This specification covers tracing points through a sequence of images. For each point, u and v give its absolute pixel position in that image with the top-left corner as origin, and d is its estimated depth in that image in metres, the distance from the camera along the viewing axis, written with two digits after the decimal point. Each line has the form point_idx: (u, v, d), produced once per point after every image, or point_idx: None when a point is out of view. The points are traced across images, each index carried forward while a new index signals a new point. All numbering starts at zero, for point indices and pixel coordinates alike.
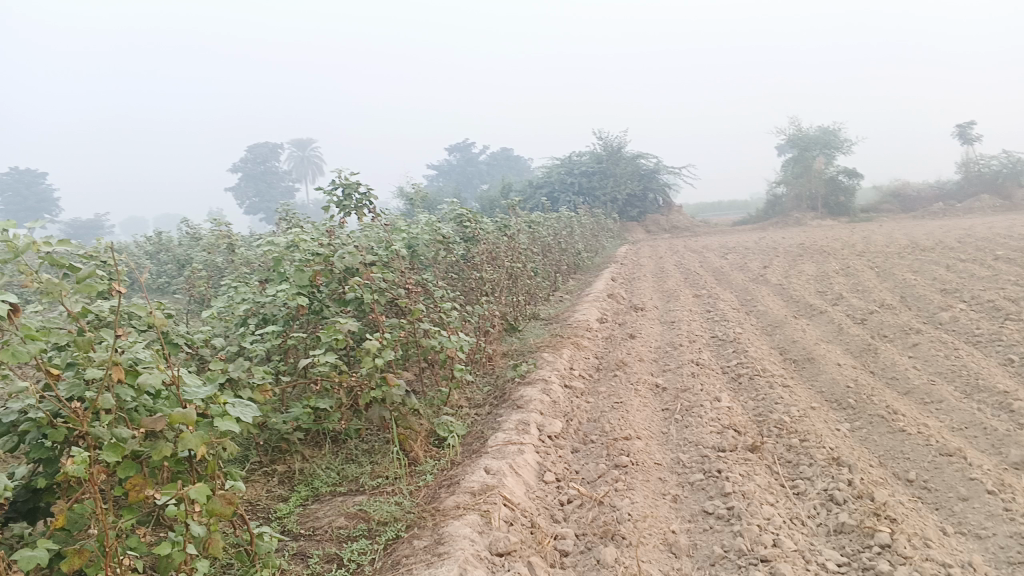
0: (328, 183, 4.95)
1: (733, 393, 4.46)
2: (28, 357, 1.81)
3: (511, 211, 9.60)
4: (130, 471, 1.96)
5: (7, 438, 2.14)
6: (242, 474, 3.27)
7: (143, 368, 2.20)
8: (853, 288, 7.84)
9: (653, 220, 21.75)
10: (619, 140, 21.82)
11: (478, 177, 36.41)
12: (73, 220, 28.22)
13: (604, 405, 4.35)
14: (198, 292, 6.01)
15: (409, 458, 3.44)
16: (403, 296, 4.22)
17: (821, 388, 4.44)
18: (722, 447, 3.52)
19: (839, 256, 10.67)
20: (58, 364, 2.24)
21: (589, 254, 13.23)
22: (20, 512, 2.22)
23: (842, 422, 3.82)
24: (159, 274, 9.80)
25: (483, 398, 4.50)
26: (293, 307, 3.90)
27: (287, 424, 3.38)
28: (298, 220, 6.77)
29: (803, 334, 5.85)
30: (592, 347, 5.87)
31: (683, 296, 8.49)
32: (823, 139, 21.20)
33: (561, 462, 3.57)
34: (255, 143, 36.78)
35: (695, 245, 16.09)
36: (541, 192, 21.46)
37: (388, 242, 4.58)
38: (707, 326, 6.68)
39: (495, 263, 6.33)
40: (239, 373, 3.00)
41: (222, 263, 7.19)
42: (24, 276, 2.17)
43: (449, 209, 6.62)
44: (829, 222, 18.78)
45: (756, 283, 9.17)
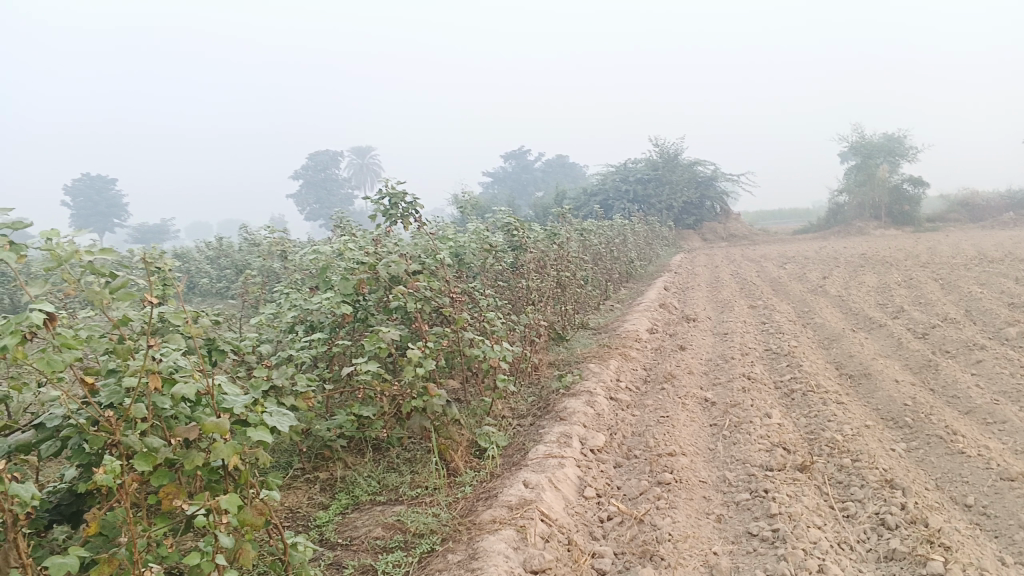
0: (376, 192, 4.98)
1: (784, 409, 4.34)
2: (63, 367, 1.87)
3: (563, 219, 9.56)
4: (163, 479, 2.03)
5: (51, 442, 2.18)
6: (285, 481, 3.28)
7: (180, 377, 2.21)
8: (915, 301, 7.59)
9: (710, 229, 21.46)
10: (676, 148, 21.60)
11: (534, 184, 36.44)
12: (140, 225, 29.14)
13: (650, 419, 4.28)
14: (251, 299, 6.12)
15: (450, 469, 3.42)
16: (448, 304, 4.20)
17: (876, 405, 4.29)
18: (769, 466, 3.42)
19: (902, 267, 10.35)
20: (101, 372, 2.28)
21: (643, 263, 13.11)
22: (63, 515, 2.22)
23: (897, 441, 3.69)
24: (218, 279, 10.03)
25: (527, 409, 4.46)
26: (338, 315, 3.91)
27: (331, 432, 3.39)
28: (349, 227, 6.84)
29: (860, 348, 5.67)
30: (640, 358, 5.79)
31: (737, 307, 8.34)
32: (888, 146, 20.66)
33: (603, 477, 3.51)
34: (315, 151, 37.46)
35: (753, 254, 15.81)
36: (596, 199, 21.38)
37: (434, 251, 4.58)
38: (761, 338, 6.54)
39: (543, 271, 6.29)
40: (283, 381, 3.00)
41: (277, 269, 7.31)
42: (67, 284, 2.21)
43: (499, 218, 6.61)
44: (892, 232, 18.27)
45: (814, 294, 8.94)
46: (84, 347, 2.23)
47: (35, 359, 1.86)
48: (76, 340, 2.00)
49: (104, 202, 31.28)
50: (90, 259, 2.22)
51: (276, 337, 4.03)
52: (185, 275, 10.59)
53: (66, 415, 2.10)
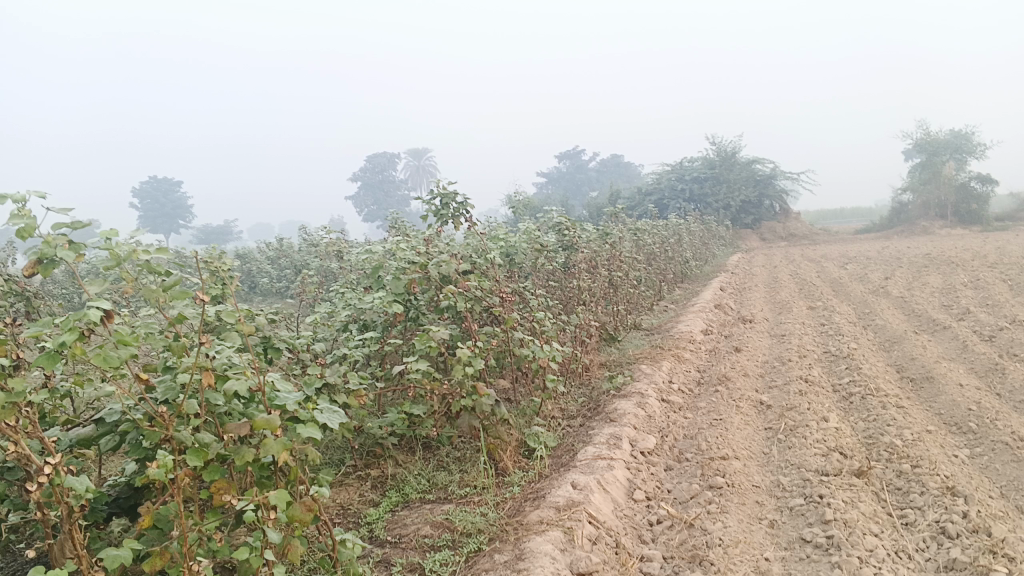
0: (428, 192, 5.00)
1: (842, 413, 4.23)
2: (118, 364, 1.91)
3: (616, 219, 9.50)
4: (215, 475, 2.07)
5: (109, 436, 2.23)
6: (336, 478, 3.32)
7: (232, 374, 2.24)
8: (982, 302, 7.34)
9: (769, 229, 21.10)
10: (734, 146, 21.29)
11: (589, 184, 36.33)
12: (204, 227, 29.90)
13: (703, 422, 4.22)
14: (307, 298, 6.22)
15: (498, 468, 3.42)
16: (498, 304, 4.19)
17: (939, 410, 4.15)
18: (825, 471, 3.34)
19: (969, 268, 10.01)
20: (156, 367, 2.33)
21: (699, 262, 12.96)
22: (121, 508, 2.27)
23: (960, 447, 3.56)
24: (277, 278, 10.22)
25: (577, 410, 4.43)
26: (390, 314, 3.94)
27: (382, 429, 3.41)
28: (403, 227, 6.90)
29: (923, 351, 5.50)
30: (694, 359, 5.72)
31: (795, 308, 8.17)
32: (955, 142, 20.03)
33: (653, 480, 3.47)
34: (373, 153, 37.96)
35: (812, 254, 15.50)
36: (651, 199, 21.22)
37: (485, 250, 4.59)
38: (819, 340, 6.39)
39: (595, 271, 6.25)
40: (335, 378, 3.01)
41: (332, 269, 7.42)
42: (125, 282, 2.24)
43: (551, 217, 6.60)
44: (959, 232, 17.71)
45: (876, 295, 8.71)
46: (141, 344, 2.27)
47: (93, 355, 1.91)
48: (132, 337, 2.04)
49: (170, 204, 32.20)
50: (147, 258, 2.25)
51: (330, 335, 4.06)
52: (246, 274, 10.83)
53: (124, 410, 2.15)
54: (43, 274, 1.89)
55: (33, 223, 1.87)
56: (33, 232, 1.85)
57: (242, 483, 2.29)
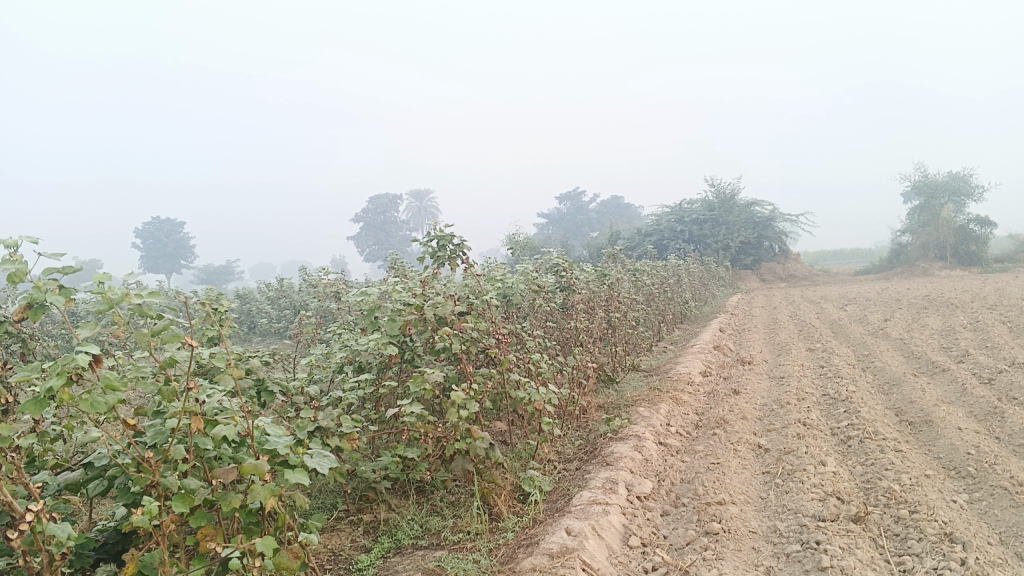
0: (425, 234, 5.02)
1: (840, 456, 4.20)
2: (104, 409, 1.90)
3: (614, 259, 9.52)
4: (202, 521, 2.07)
5: (97, 480, 2.21)
6: (328, 523, 3.29)
7: (222, 419, 2.23)
8: (982, 345, 7.31)
9: (768, 269, 21.15)
10: (733, 187, 21.44)
11: (589, 225, 36.54)
12: (206, 269, 30.08)
13: (700, 466, 4.19)
14: (304, 339, 6.21)
15: (492, 513, 3.39)
16: (494, 344, 4.16)
17: (938, 454, 4.12)
18: (822, 516, 3.31)
19: (969, 309, 10.01)
20: (147, 411, 2.32)
21: (698, 303, 12.99)
22: (109, 553, 2.25)
23: (959, 492, 3.53)
24: (277, 319, 10.22)
25: (573, 453, 4.41)
26: (385, 356, 3.92)
27: (376, 473, 3.38)
28: (401, 268, 6.91)
29: (922, 394, 5.47)
30: (693, 402, 5.69)
31: (795, 350, 8.15)
32: (952, 184, 20.18)
33: (649, 526, 3.44)
34: (376, 195, 38.26)
35: (813, 295, 15.52)
36: (650, 240, 21.32)
37: (481, 291, 4.59)
38: (818, 382, 6.36)
39: (592, 312, 6.25)
40: (328, 420, 2.98)
41: (330, 309, 7.42)
42: (118, 326, 2.23)
43: (548, 258, 6.61)
44: (959, 274, 17.72)
45: (876, 337, 8.70)
46: (132, 387, 2.26)
47: (80, 401, 1.89)
48: (120, 382, 2.03)
49: (172, 244, 32.32)
50: (140, 302, 2.23)
51: (325, 377, 4.02)
52: (246, 315, 10.83)
53: (112, 455, 2.14)
54: (33, 318, 1.89)
55: (24, 269, 1.87)
56: (24, 277, 1.85)
57: (230, 529, 2.28)
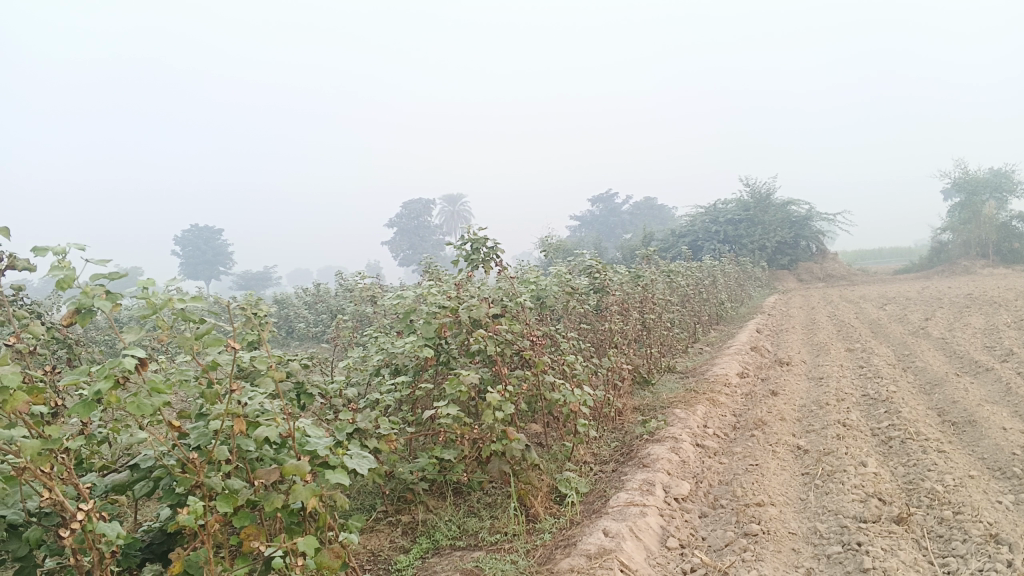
0: (459, 238, 5.05)
1: (881, 457, 4.14)
2: (150, 411, 1.94)
3: (648, 261, 9.48)
4: (245, 521, 2.11)
5: (143, 481, 2.26)
6: (367, 524, 3.32)
7: (263, 420, 2.27)
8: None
9: (805, 270, 20.93)
10: (768, 187, 21.23)
11: (623, 226, 36.43)
12: (244, 274, 30.51)
13: (738, 467, 4.16)
14: (341, 343, 6.27)
15: (529, 514, 3.40)
16: (529, 347, 4.17)
17: (982, 455, 4.04)
18: (863, 517, 3.27)
19: (1013, 307, 9.81)
20: (190, 413, 2.36)
21: (734, 304, 12.88)
22: (155, 553, 2.30)
23: (1004, 493, 3.46)
24: (314, 323, 10.32)
25: (609, 455, 4.40)
26: (421, 359, 3.94)
27: (413, 475, 3.40)
28: (436, 272, 6.96)
29: (965, 394, 5.38)
30: (730, 404, 5.65)
31: (834, 350, 8.05)
32: (994, 180, 19.78)
33: (687, 527, 3.42)
34: (410, 200, 38.51)
35: (851, 295, 15.32)
36: (685, 241, 21.19)
37: (516, 293, 4.60)
38: (858, 383, 6.27)
39: (627, 313, 6.23)
40: (366, 422, 3.01)
41: (367, 313, 7.48)
42: (161, 330, 2.28)
43: (582, 260, 6.60)
44: (1003, 272, 17.36)
45: (917, 336, 8.56)
46: (176, 390, 2.31)
47: (127, 403, 1.94)
48: (165, 385, 2.08)
49: (210, 251, 32.84)
50: (183, 306, 2.28)
51: (362, 380, 4.06)
52: (284, 320, 10.98)
53: (157, 456, 2.18)
54: (81, 323, 1.94)
55: (72, 275, 1.93)
56: (72, 283, 1.90)
57: (272, 528, 2.32)
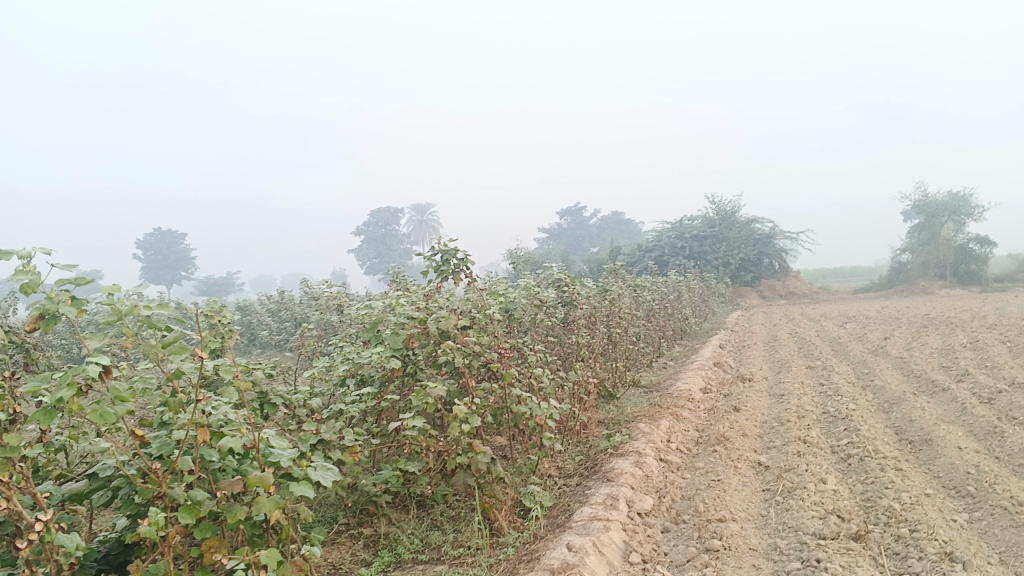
0: (429, 248, 5.06)
1: (840, 474, 4.20)
2: (113, 420, 1.92)
3: (615, 275, 9.54)
4: (207, 532, 2.10)
5: (102, 491, 2.21)
6: (329, 536, 3.29)
7: (228, 430, 2.25)
8: (981, 364, 7.33)
9: (768, 287, 21.21)
10: (733, 205, 21.50)
11: (590, 240, 36.70)
12: (206, 280, 30.23)
13: (701, 482, 4.20)
14: (305, 351, 6.21)
15: (493, 528, 3.39)
16: (496, 359, 4.16)
17: (938, 473, 4.13)
18: (822, 534, 3.32)
19: (968, 328, 10.04)
20: (153, 422, 2.33)
21: (698, 320, 13.02)
22: (111, 565, 2.25)
23: (959, 511, 3.54)
24: (276, 331, 10.20)
25: (574, 468, 4.42)
26: (388, 369, 3.92)
27: (377, 487, 3.37)
28: (403, 281, 6.94)
29: (922, 413, 5.48)
30: (693, 419, 5.69)
31: (795, 367, 8.16)
32: (953, 204, 20.25)
33: (650, 542, 3.44)
34: (377, 208, 38.36)
35: (813, 312, 15.54)
36: (651, 256, 21.37)
37: (484, 305, 4.60)
38: (818, 400, 6.36)
39: (593, 326, 6.26)
40: (331, 433, 2.98)
41: (332, 322, 7.42)
42: (126, 337, 2.24)
43: (549, 273, 6.62)
44: (959, 293, 17.76)
45: (876, 355, 8.71)
46: (138, 398, 2.28)
47: (89, 411, 1.92)
48: (129, 393, 2.06)
49: (174, 255, 32.45)
50: (148, 313, 2.25)
51: (327, 390, 4.02)
52: (246, 327, 10.86)
53: (118, 465, 2.15)
54: (44, 328, 1.91)
55: (37, 279, 1.90)
56: (37, 287, 1.88)
57: (233, 541, 2.30)
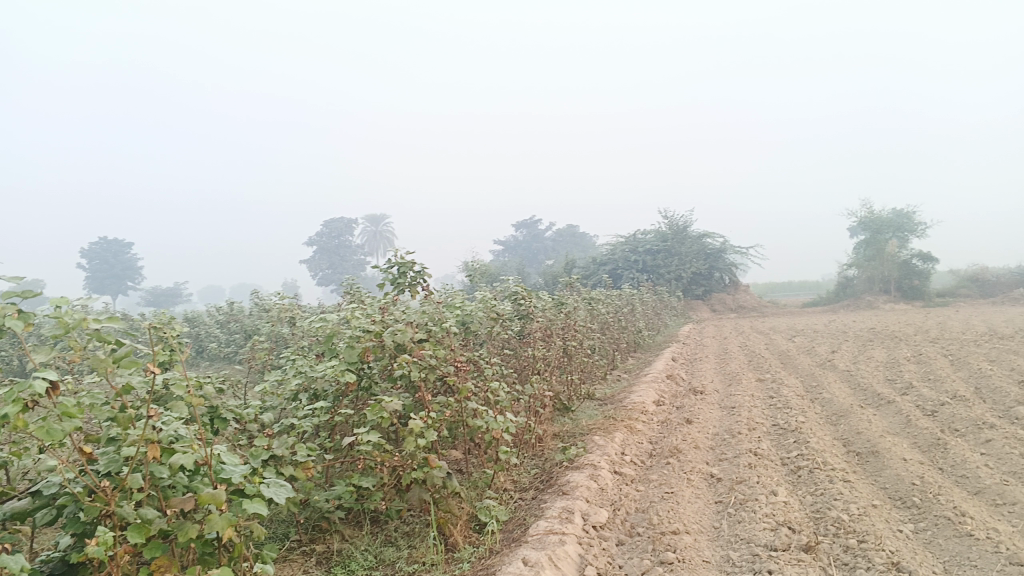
0: (385, 261, 5.04)
1: (790, 486, 4.27)
2: (61, 437, 1.88)
3: (570, 288, 9.59)
4: (156, 552, 2.06)
5: (46, 509, 2.15)
6: (280, 553, 3.23)
7: (179, 447, 2.21)
8: (924, 377, 7.53)
9: (719, 300, 21.53)
10: (685, 219, 21.81)
11: (545, 253, 36.88)
12: (154, 291, 29.65)
13: (654, 495, 4.23)
14: (257, 364, 6.12)
15: (448, 543, 3.38)
16: (452, 372, 4.15)
17: (884, 484, 4.22)
18: (774, 546, 3.37)
19: (912, 342, 10.31)
20: (100, 439, 2.27)
21: (651, 333, 13.15)
22: None
23: (904, 522, 3.62)
24: (226, 343, 10.02)
25: (529, 482, 4.42)
26: (342, 383, 3.87)
27: (329, 503, 3.33)
28: (358, 293, 6.89)
29: (868, 425, 5.60)
30: (647, 431, 5.74)
31: (745, 380, 8.29)
32: (897, 221, 20.81)
33: (604, 555, 3.45)
34: (331, 219, 38.04)
35: (762, 326, 15.81)
36: (604, 269, 21.53)
37: (441, 318, 4.59)
38: (768, 412, 6.46)
39: (549, 340, 6.29)
40: (283, 449, 2.94)
41: (285, 334, 7.33)
42: (73, 351, 2.19)
43: (505, 286, 6.64)
44: (903, 307, 18.24)
45: (824, 368, 8.88)
46: (85, 414, 2.22)
47: (35, 428, 1.87)
48: (77, 408, 2.01)
49: (120, 265, 31.79)
50: (98, 326, 2.20)
51: (279, 404, 3.96)
52: (194, 339, 10.65)
53: (64, 483, 2.09)
54: None
55: None
56: None
57: (183, 560, 2.26)
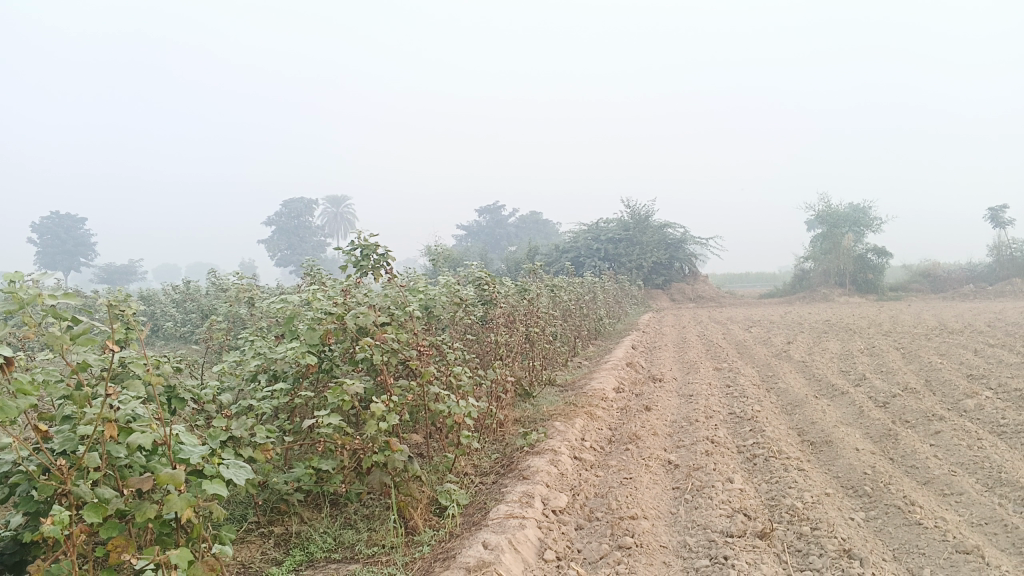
0: (348, 242, 5.00)
1: (746, 474, 4.34)
2: (15, 414, 1.83)
3: (532, 274, 9.59)
4: (113, 532, 2.03)
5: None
6: (238, 535, 3.20)
7: (137, 426, 2.17)
8: (876, 369, 7.70)
9: (678, 290, 21.75)
10: (647, 209, 21.95)
11: (507, 239, 36.88)
12: (108, 268, 29.03)
13: (613, 480, 4.27)
14: (214, 344, 6.03)
15: (408, 527, 3.38)
16: (414, 356, 4.14)
17: (837, 473, 4.31)
18: (730, 532, 3.42)
19: (865, 335, 10.53)
20: (55, 417, 2.22)
21: (611, 320, 13.24)
22: (5, 566, 2.14)
23: (856, 510, 3.71)
24: (182, 323, 9.84)
25: (490, 466, 4.43)
26: (303, 365, 3.83)
27: (288, 485, 3.30)
28: (320, 275, 6.82)
29: (823, 415, 5.71)
30: (606, 418, 5.78)
31: (704, 369, 8.39)
32: (853, 215, 21.18)
33: (564, 539, 3.47)
34: (291, 200, 37.57)
35: (721, 316, 16.00)
36: (566, 257, 21.58)
37: (404, 302, 4.57)
38: (725, 401, 6.56)
39: (511, 326, 6.29)
40: (242, 431, 2.90)
41: (244, 314, 7.23)
42: (27, 327, 2.14)
43: (469, 271, 6.62)
44: (857, 301, 18.61)
45: (780, 359, 9.03)
46: (39, 392, 2.17)
47: None
48: (32, 385, 1.96)
49: (73, 241, 31.05)
50: (53, 303, 2.15)
51: (237, 385, 3.89)
52: (149, 318, 10.45)
53: (17, 461, 2.04)
54: None
55: None
56: None
57: (140, 541, 2.23)
